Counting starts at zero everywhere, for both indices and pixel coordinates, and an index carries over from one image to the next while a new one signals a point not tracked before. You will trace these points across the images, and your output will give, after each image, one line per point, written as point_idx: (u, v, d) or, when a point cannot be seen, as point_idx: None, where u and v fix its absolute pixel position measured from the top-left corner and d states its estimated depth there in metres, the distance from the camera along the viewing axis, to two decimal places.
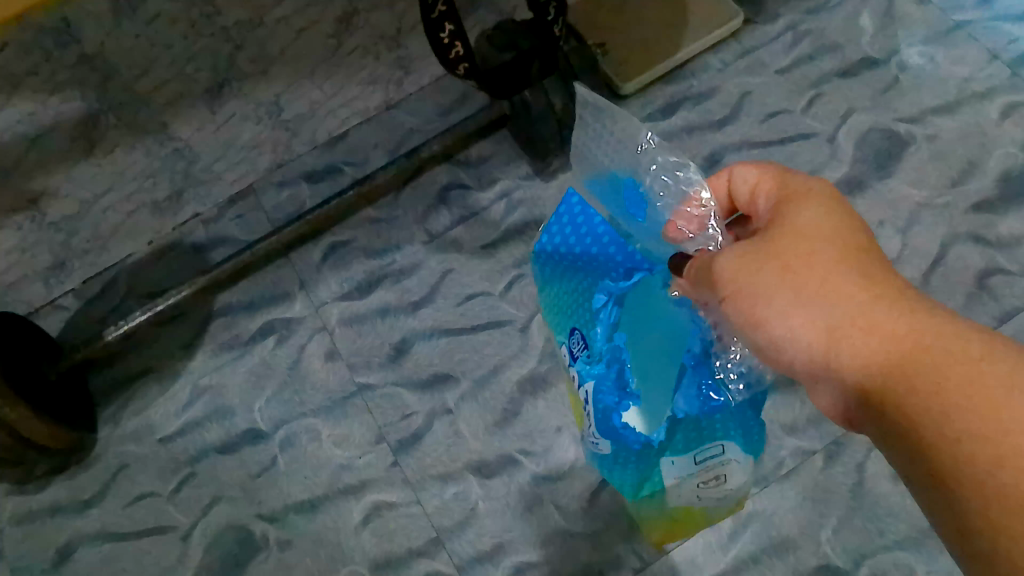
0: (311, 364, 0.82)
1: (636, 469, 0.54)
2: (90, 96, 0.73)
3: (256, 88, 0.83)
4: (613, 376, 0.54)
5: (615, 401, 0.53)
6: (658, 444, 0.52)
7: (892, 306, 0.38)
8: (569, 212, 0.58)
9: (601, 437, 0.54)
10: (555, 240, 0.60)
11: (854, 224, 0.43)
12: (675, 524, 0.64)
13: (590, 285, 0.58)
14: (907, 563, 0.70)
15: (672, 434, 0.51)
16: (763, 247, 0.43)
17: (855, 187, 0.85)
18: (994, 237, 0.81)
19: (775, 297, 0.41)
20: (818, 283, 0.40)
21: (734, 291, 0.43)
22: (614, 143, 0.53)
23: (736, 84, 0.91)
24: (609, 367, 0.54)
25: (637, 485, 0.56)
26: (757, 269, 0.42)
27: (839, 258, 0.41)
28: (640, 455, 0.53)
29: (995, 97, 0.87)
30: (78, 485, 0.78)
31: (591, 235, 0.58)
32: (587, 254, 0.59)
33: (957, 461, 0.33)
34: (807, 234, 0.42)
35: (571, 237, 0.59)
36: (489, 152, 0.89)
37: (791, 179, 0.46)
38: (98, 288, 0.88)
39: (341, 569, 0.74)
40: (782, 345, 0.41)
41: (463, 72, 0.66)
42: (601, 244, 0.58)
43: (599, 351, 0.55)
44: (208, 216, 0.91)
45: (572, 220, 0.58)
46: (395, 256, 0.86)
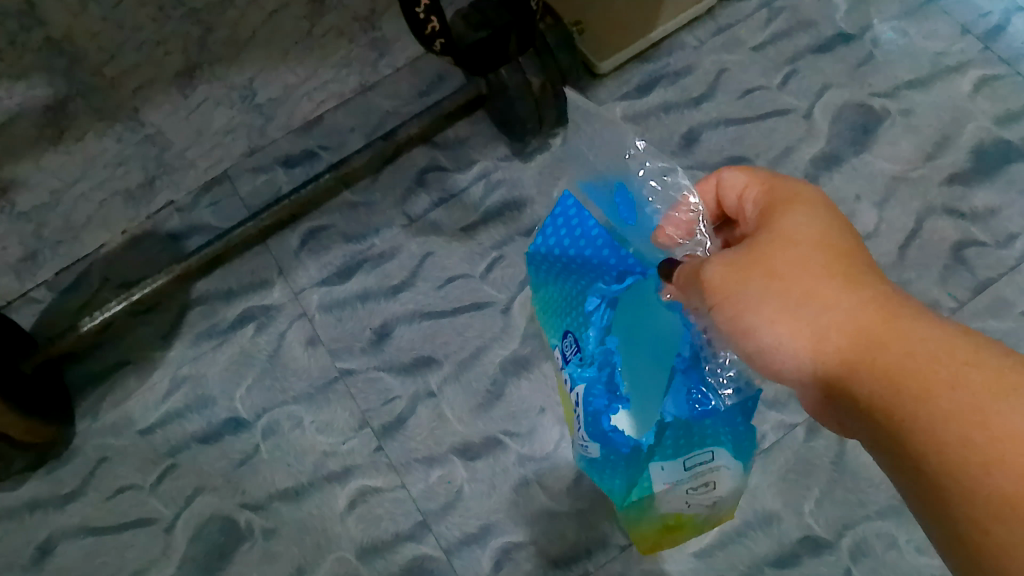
0: (292, 352, 0.81)
1: (626, 473, 0.55)
2: (58, 82, 0.85)
3: (227, 72, 0.88)
4: (604, 380, 0.55)
5: (605, 404, 0.54)
6: (647, 448, 0.52)
7: (883, 316, 0.38)
8: (564, 213, 0.57)
9: (591, 439, 0.55)
10: (549, 241, 0.58)
11: (842, 228, 0.43)
12: (668, 532, 0.66)
13: (583, 287, 0.58)
14: (888, 532, 0.72)
15: (659, 438, 0.52)
16: (751, 254, 0.42)
17: (831, 162, 0.85)
18: (969, 209, 0.82)
19: (763, 305, 0.41)
20: (807, 290, 0.40)
21: (723, 298, 0.43)
22: (603, 149, 0.54)
23: (713, 61, 0.91)
24: (600, 371, 0.55)
25: (626, 490, 0.57)
26: (744, 276, 0.42)
27: (827, 264, 0.40)
28: (629, 459, 0.54)
29: (967, 71, 0.88)
30: (58, 480, 0.77)
31: (585, 238, 0.57)
32: (581, 257, 0.58)
33: (949, 473, 0.33)
34: (796, 238, 0.42)
35: (565, 239, 0.58)
36: (467, 135, 0.89)
37: (780, 183, 0.46)
38: (70, 280, 0.81)
39: (327, 556, 0.74)
40: (773, 354, 0.41)
41: (438, 48, 0.65)
42: (595, 246, 0.57)
43: (591, 354, 0.56)
44: (182, 204, 0.85)
45: (567, 224, 0.57)
46: (374, 240, 0.85)
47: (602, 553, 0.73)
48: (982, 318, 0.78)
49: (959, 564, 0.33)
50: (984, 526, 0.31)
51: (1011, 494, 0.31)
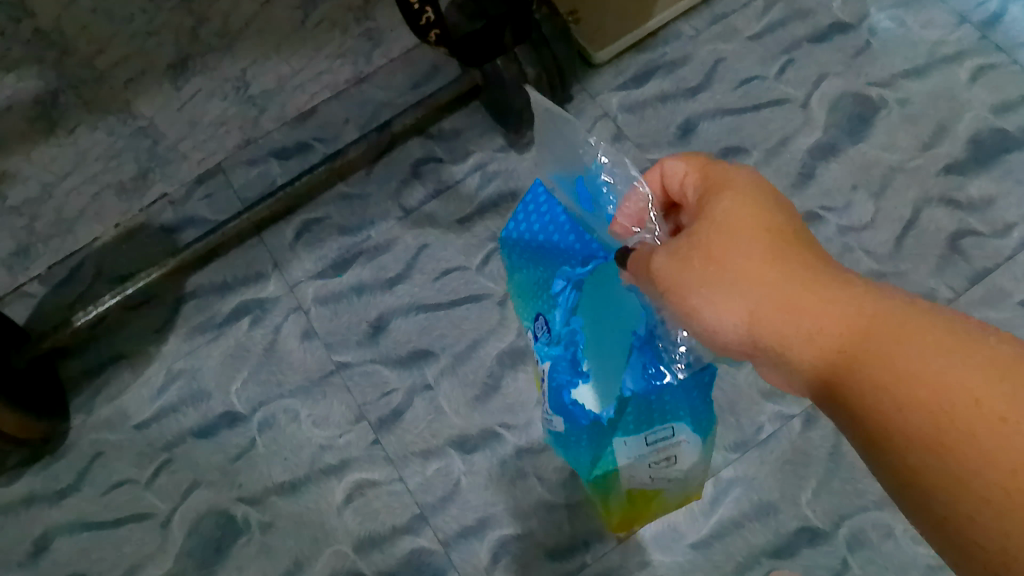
0: (287, 345, 0.81)
1: (590, 446, 0.57)
2: (48, 74, 0.86)
3: (220, 63, 0.87)
4: (568, 358, 0.56)
5: (567, 378, 0.56)
6: (607, 421, 0.54)
7: (815, 290, 0.36)
8: (535, 201, 0.60)
9: (555, 413, 0.57)
10: (521, 227, 0.62)
11: (777, 205, 0.41)
12: (639, 512, 0.67)
13: (551, 271, 0.60)
14: (884, 523, 0.72)
15: (619, 412, 0.54)
16: (692, 243, 0.41)
17: (828, 152, 0.85)
18: (965, 199, 0.82)
19: (705, 292, 0.39)
20: (742, 272, 0.38)
21: (670, 288, 0.41)
22: (562, 146, 0.55)
23: (709, 51, 0.90)
24: (565, 349, 0.57)
25: (591, 463, 0.59)
26: (685, 266, 0.40)
27: (762, 243, 0.38)
28: (591, 431, 0.56)
29: (965, 60, 0.88)
30: (53, 475, 0.76)
31: (554, 224, 0.60)
32: (551, 242, 0.60)
33: (914, 457, 0.31)
34: (729, 222, 0.40)
35: (535, 225, 0.61)
36: (462, 126, 0.88)
37: (717, 168, 0.44)
38: (63, 274, 0.81)
39: (325, 549, 0.74)
40: (722, 337, 0.39)
41: (434, 39, 0.64)
42: (563, 232, 0.60)
43: (558, 333, 0.57)
44: (175, 197, 0.84)
45: (538, 211, 0.60)
46: (369, 232, 0.85)
47: (600, 545, 0.73)
48: (979, 308, 0.78)
49: (941, 540, 0.31)
50: (955, 502, 0.30)
51: (980, 469, 0.29)
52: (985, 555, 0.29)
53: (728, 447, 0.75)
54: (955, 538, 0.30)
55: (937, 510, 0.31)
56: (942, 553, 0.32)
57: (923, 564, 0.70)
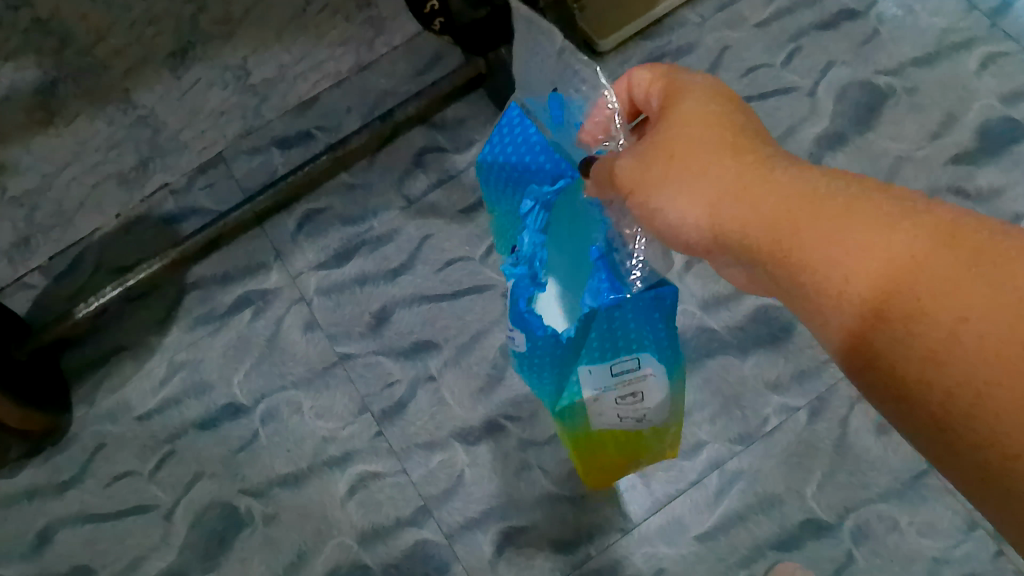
0: (290, 336, 0.80)
1: (552, 373, 0.55)
2: (45, 64, 0.84)
3: (220, 51, 0.86)
4: (530, 274, 0.52)
5: (525, 291, 0.52)
6: (567, 338, 0.51)
7: (767, 173, 0.37)
8: (509, 123, 0.55)
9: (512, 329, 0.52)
10: (494, 150, 0.56)
11: (731, 106, 0.41)
12: (614, 450, 0.64)
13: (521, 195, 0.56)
14: (890, 515, 0.72)
15: (581, 330, 0.51)
16: (652, 142, 0.41)
17: (835, 141, 0.84)
18: (974, 189, 0.81)
19: (666, 187, 0.40)
20: (703, 163, 0.39)
21: (633, 190, 0.42)
22: (551, 70, 0.55)
23: (715, 39, 0.89)
24: (529, 267, 0.53)
25: (557, 393, 0.56)
26: (648, 164, 0.41)
27: (718, 137, 0.39)
28: (548, 350, 0.52)
29: (974, 48, 0.87)
30: (56, 467, 0.76)
31: (526, 144, 0.55)
32: (522, 164, 0.55)
33: (875, 320, 0.32)
34: (689, 120, 0.41)
35: (508, 147, 0.55)
36: (465, 115, 0.87)
37: (678, 75, 0.45)
38: (65, 265, 0.80)
39: (329, 541, 0.73)
40: (682, 231, 0.40)
41: (438, 26, 0.65)
42: (535, 154, 0.55)
43: (524, 253, 0.54)
44: (177, 186, 0.84)
45: (510, 132, 0.55)
46: (372, 223, 0.84)
47: (604, 537, 0.73)
48: None
49: (895, 398, 0.32)
50: (915, 356, 0.31)
51: (942, 321, 0.30)
52: (943, 405, 0.30)
53: (733, 439, 0.75)
54: (912, 394, 0.31)
55: (896, 370, 0.32)
56: (896, 418, 0.33)
57: (928, 556, 0.70)
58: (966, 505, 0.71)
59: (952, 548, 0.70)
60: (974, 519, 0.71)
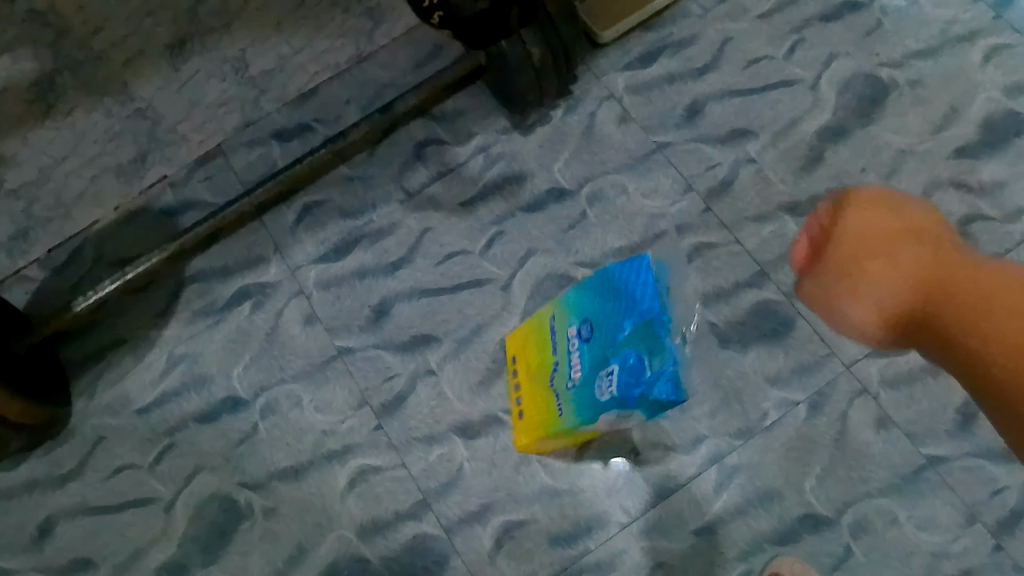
0: (290, 330, 0.80)
1: (593, 408, 0.63)
2: (43, 56, 0.85)
3: (218, 43, 0.86)
4: (628, 360, 0.59)
5: (633, 379, 0.58)
6: (625, 401, 0.59)
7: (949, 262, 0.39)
8: (637, 270, 0.62)
9: (613, 392, 0.60)
10: (622, 274, 0.64)
11: (916, 219, 0.43)
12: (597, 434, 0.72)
13: (624, 310, 0.61)
14: (888, 510, 0.72)
15: (635, 403, 0.59)
16: (827, 255, 0.44)
17: (837, 134, 0.83)
18: (976, 183, 0.81)
19: (842, 289, 0.43)
20: (873, 269, 0.41)
21: (818, 302, 0.45)
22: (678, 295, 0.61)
23: (717, 30, 0.88)
24: (621, 354, 0.60)
25: (581, 417, 0.65)
26: (826, 272, 0.44)
27: (895, 239, 0.42)
28: (615, 396, 0.60)
29: (979, 40, 0.86)
30: (56, 459, 0.76)
31: (640, 297, 0.60)
32: (631, 296, 0.61)
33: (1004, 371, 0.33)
34: (863, 232, 0.43)
35: (631, 283, 0.62)
36: (465, 107, 0.87)
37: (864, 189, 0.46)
38: (63, 258, 0.80)
39: (328, 535, 0.74)
40: (865, 328, 0.43)
41: (437, 21, 0.63)
42: (644, 296, 0.59)
43: (619, 343, 0.60)
44: (175, 179, 0.83)
45: (635, 277, 0.62)
46: (371, 216, 0.84)
47: (604, 532, 0.73)
48: None
49: None
50: None
51: None
52: None
53: (733, 434, 0.75)
54: None
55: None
56: None
57: (926, 551, 0.70)
58: (965, 500, 0.71)
59: (951, 543, 0.70)
60: (973, 514, 0.71)
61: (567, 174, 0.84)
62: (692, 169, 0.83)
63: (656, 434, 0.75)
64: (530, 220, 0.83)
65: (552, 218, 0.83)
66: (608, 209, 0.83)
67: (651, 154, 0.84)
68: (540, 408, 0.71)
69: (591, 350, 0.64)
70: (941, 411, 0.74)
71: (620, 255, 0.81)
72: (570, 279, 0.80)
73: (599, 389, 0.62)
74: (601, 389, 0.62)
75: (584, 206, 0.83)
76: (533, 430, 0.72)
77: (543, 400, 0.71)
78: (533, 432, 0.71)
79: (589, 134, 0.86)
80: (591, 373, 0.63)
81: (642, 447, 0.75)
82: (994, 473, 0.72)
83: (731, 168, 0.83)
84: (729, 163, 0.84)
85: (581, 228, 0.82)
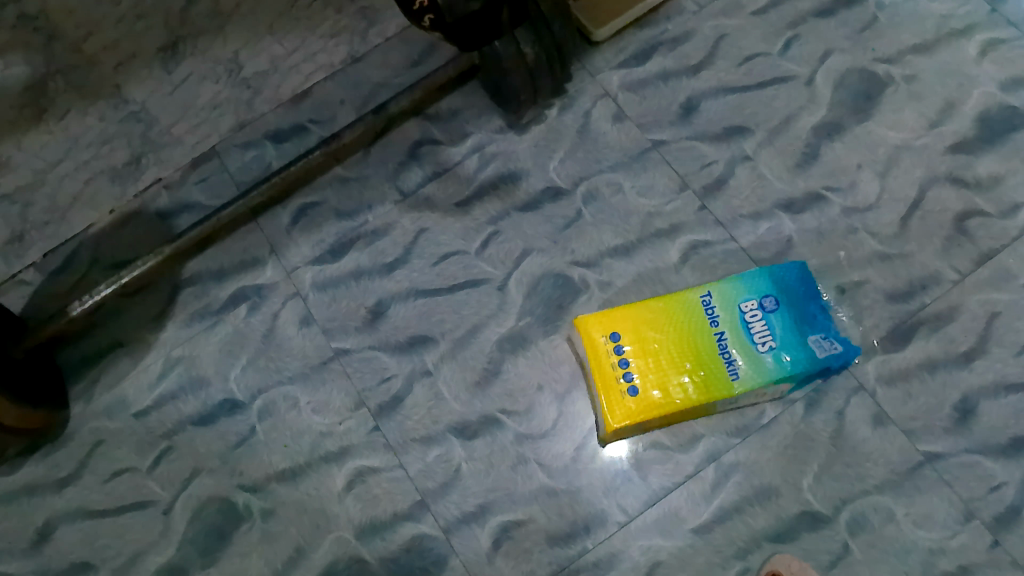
0: (286, 331, 0.80)
1: (805, 368, 0.71)
2: (35, 59, 0.85)
3: (211, 45, 0.87)
4: (828, 321, 0.74)
5: (842, 338, 0.73)
6: (837, 363, 0.72)
7: None
8: (802, 272, 0.76)
9: (830, 343, 0.72)
10: (800, 274, 0.75)
11: None
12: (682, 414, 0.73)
13: (811, 294, 0.75)
14: (886, 507, 0.72)
15: (832, 362, 0.72)
16: None
17: (833, 131, 0.83)
18: (973, 178, 0.80)
19: None
20: None
21: None
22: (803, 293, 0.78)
23: (712, 27, 0.88)
24: (824, 321, 0.74)
25: (788, 375, 0.71)
26: None
27: None
28: (820, 358, 0.71)
29: (974, 35, 0.86)
30: (54, 463, 0.76)
31: (815, 292, 0.75)
32: (807, 291, 0.75)
33: None
34: None
35: (806, 281, 0.75)
36: (459, 106, 0.87)
37: None
38: (59, 261, 0.80)
39: (326, 536, 0.74)
40: None
41: (428, 24, 0.63)
42: (813, 296, 0.75)
43: (822, 313, 0.74)
44: (170, 181, 0.83)
45: (805, 276, 0.75)
46: (367, 216, 0.84)
47: (602, 531, 0.73)
48: (984, 290, 0.77)
49: None
50: None
51: None
52: None
53: (730, 432, 0.75)
54: None
55: None
56: None
57: (924, 547, 0.70)
58: (962, 496, 0.71)
59: (949, 539, 0.70)
60: (970, 510, 0.71)
61: (562, 173, 0.84)
62: (688, 167, 0.83)
63: (653, 433, 0.75)
64: (526, 219, 0.82)
65: (548, 217, 0.82)
66: (603, 208, 0.82)
67: (646, 152, 0.84)
68: (693, 374, 0.71)
69: (787, 320, 0.73)
70: (937, 408, 0.74)
71: (616, 254, 0.81)
72: (566, 279, 0.80)
73: (815, 346, 0.72)
74: (814, 347, 0.72)
75: (580, 204, 0.83)
76: (692, 392, 0.71)
77: (701, 364, 0.72)
78: (692, 395, 0.70)
79: (584, 132, 0.85)
80: (796, 339, 0.72)
81: (639, 446, 0.75)
82: (991, 469, 0.72)
83: (727, 166, 0.83)
84: (725, 161, 0.83)
85: (577, 227, 0.82)
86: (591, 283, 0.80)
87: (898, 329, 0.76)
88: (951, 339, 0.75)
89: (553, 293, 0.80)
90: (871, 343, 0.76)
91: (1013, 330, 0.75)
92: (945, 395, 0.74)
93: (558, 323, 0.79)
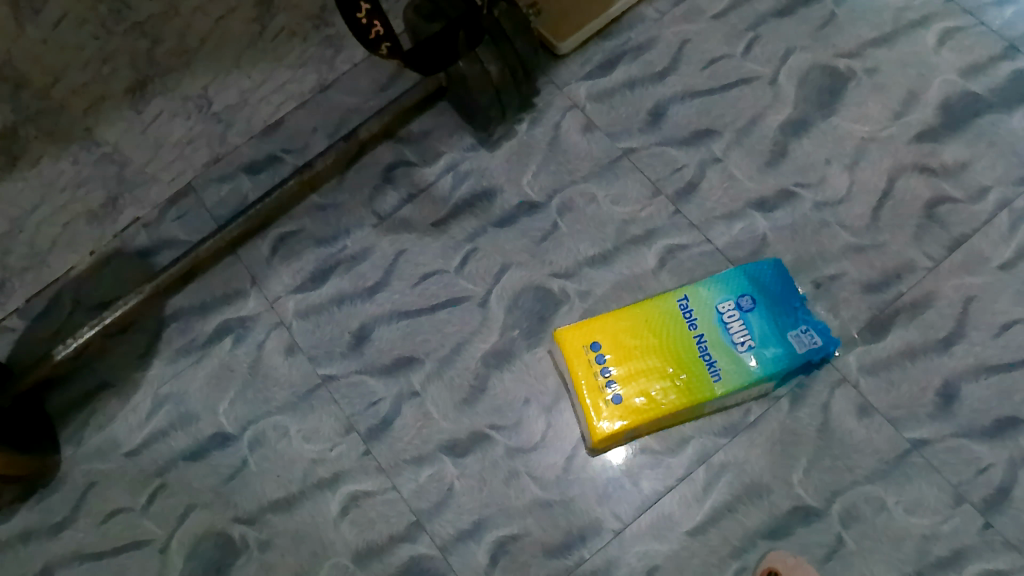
0: (272, 361, 0.81)
1: (785, 365, 0.72)
2: None
3: (179, 84, 0.84)
4: (808, 315, 0.75)
5: (824, 330, 0.74)
6: (818, 355, 0.73)
7: None
8: (778, 268, 0.76)
9: (812, 336, 0.73)
10: (774, 270, 0.76)
11: None
12: (671, 419, 0.74)
13: (789, 290, 0.75)
14: (877, 496, 0.72)
15: (813, 356, 0.73)
16: None
17: (799, 127, 0.84)
18: (939, 165, 0.82)
19: None
20: None
21: None
22: None
23: (674, 33, 0.89)
24: (805, 314, 0.74)
25: (769, 372, 0.71)
26: None
27: None
28: (801, 351, 0.72)
29: (931, 25, 0.87)
30: (48, 508, 0.77)
31: (794, 287, 0.76)
32: (785, 286, 0.75)
33: None
34: None
35: (783, 277, 0.76)
36: (430, 127, 0.88)
37: None
38: (41, 305, 0.83)
39: (323, 564, 0.74)
40: None
41: (386, 52, 0.63)
42: (791, 290, 0.75)
43: (801, 306, 0.75)
44: (148, 219, 0.86)
45: (781, 272, 0.76)
46: (345, 242, 0.84)
47: (597, 539, 0.73)
48: (958, 275, 0.78)
49: None
50: None
51: None
52: None
53: (718, 432, 0.76)
54: None
55: None
56: None
57: (917, 534, 0.71)
58: (952, 480, 0.72)
59: (940, 524, 0.71)
60: (959, 494, 0.72)
61: (536, 187, 0.85)
62: (659, 171, 0.84)
63: (642, 440, 0.76)
64: (503, 234, 0.83)
65: (524, 231, 0.83)
66: (580, 218, 0.83)
67: (617, 160, 0.85)
68: (676, 377, 0.72)
69: (764, 317, 0.74)
70: (920, 394, 0.75)
71: (594, 263, 0.81)
72: (547, 290, 0.81)
73: (795, 341, 0.72)
74: (794, 342, 0.72)
75: (555, 217, 0.83)
76: (676, 396, 0.71)
77: (684, 367, 0.72)
78: (676, 398, 0.71)
79: (555, 145, 0.86)
80: (775, 335, 0.73)
81: (629, 454, 0.76)
82: (978, 452, 0.73)
83: (698, 169, 0.84)
84: (695, 164, 0.84)
85: (554, 239, 0.82)
86: (571, 294, 0.80)
87: (876, 319, 0.77)
88: (930, 326, 0.76)
89: (535, 306, 0.80)
90: (851, 335, 0.77)
91: (990, 312, 0.76)
92: (928, 382, 0.75)
93: (541, 335, 0.79)
